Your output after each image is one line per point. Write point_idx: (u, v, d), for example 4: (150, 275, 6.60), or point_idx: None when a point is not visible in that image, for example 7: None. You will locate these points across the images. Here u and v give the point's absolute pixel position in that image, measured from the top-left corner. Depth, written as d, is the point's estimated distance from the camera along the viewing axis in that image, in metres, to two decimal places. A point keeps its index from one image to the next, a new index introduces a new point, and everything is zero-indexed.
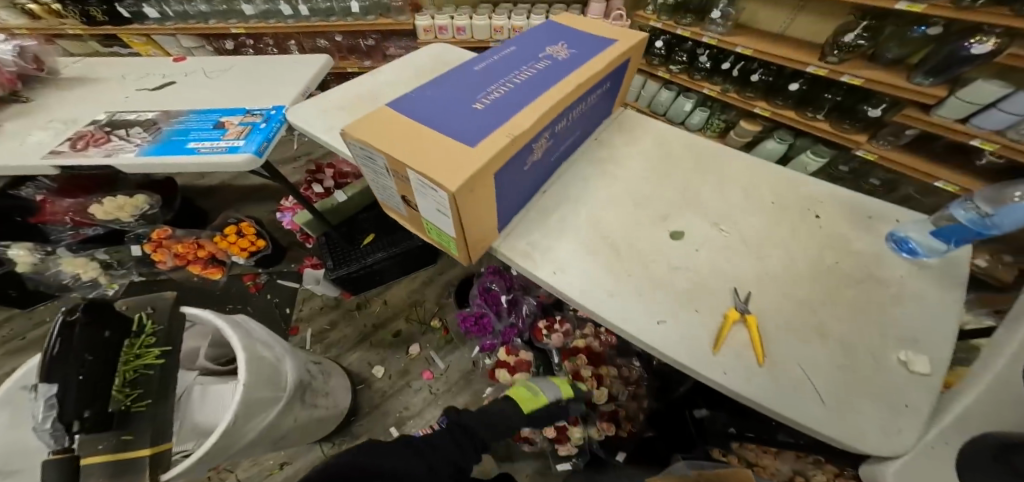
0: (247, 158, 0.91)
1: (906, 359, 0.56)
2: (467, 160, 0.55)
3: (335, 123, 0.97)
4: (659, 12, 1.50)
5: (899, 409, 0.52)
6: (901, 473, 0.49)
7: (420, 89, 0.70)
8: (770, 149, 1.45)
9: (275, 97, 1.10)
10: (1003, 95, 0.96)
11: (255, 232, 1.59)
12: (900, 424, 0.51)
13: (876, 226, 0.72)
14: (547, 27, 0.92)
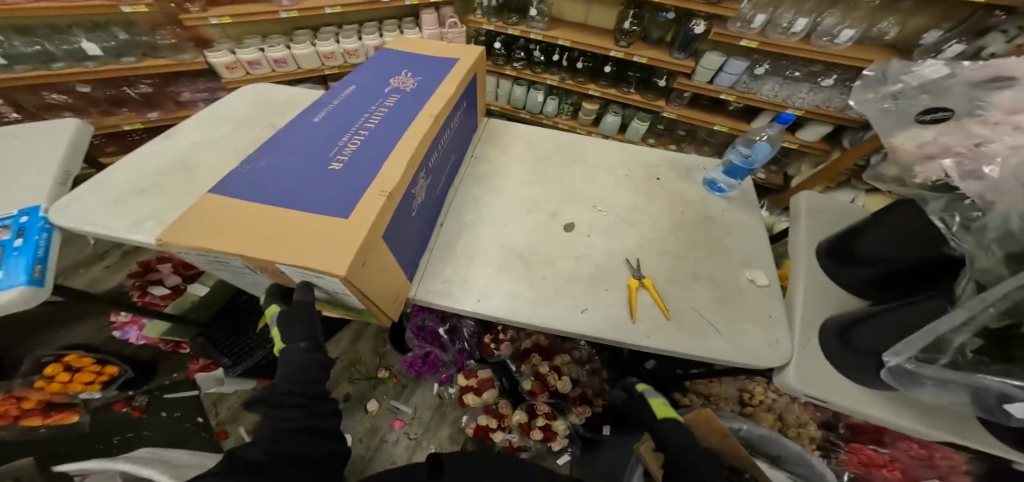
0: (21, 292, 0.64)
1: (754, 278, 0.75)
2: (346, 235, 0.49)
3: (147, 213, 0.75)
4: (489, 15, 1.58)
5: (766, 320, 0.70)
6: (797, 376, 0.62)
7: (251, 158, 0.58)
8: (610, 122, 1.69)
9: (15, 195, 0.76)
10: (722, 62, 1.33)
11: (95, 358, 1.15)
12: (776, 336, 0.68)
13: (694, 176, 0.90)
14: (383, 54, 0.87)
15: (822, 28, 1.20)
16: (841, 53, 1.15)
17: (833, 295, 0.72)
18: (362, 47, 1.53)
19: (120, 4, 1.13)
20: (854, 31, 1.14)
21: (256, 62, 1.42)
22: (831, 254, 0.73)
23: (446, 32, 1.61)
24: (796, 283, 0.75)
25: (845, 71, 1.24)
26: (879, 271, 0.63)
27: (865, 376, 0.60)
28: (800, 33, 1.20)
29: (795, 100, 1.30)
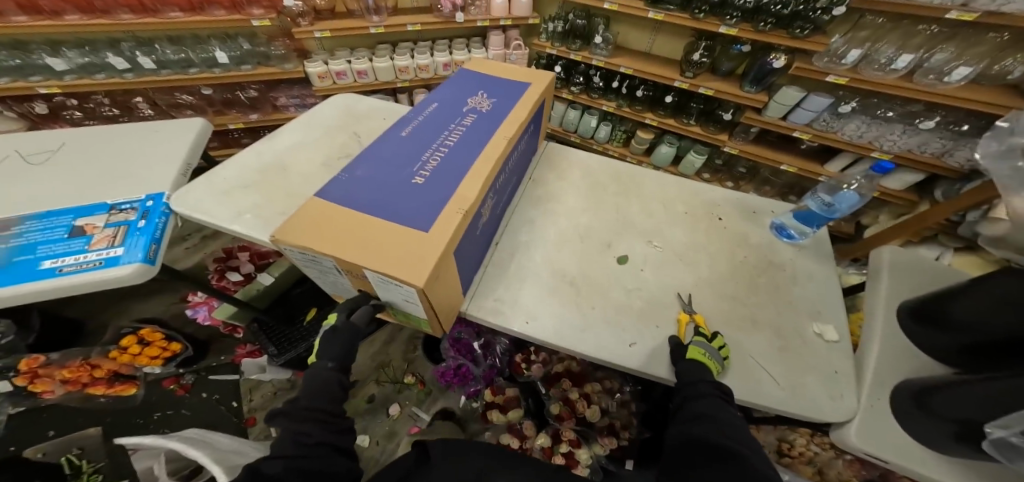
0: (135, 268, 0.75)
1: (823, 332, 0.70)
2: (428, 251, 0.54)
3: (244, 206, 0.86)
4: (554, 39, 1.63)
5: (832, 376, 0.65)
6: (860, 432, 0.60)
7: (348, 168, 0.65)
8: (664, 153, 1.66)
9: (148, 182, 0.91)
10: (801, 98, 1.27)
11: (164, 334, 1.31)
12: (839, 391, 0.64)
13: (760, 219, 0.88)
14: (461, 76, 0.93)
15: (930, 64, 1.11)
16: (946, 93, 1.05)
17: (910, 360, 0.67)
18: (432, 63, 1.63)
19: (251, 18, 1.38)
20: (970, 69, 1.03)
21: (343, 73, 1.58)
22: (911, 313, 0.69)
23: (510, 53, 1.69)
24: (867, 343, 0.70)
25: (950, 112, 1.13)
26: (967, 338, 0.59)
27: (941, 443, 0.57)
28: (902, 70, 1.11)
29: (884, 142, 1.21)
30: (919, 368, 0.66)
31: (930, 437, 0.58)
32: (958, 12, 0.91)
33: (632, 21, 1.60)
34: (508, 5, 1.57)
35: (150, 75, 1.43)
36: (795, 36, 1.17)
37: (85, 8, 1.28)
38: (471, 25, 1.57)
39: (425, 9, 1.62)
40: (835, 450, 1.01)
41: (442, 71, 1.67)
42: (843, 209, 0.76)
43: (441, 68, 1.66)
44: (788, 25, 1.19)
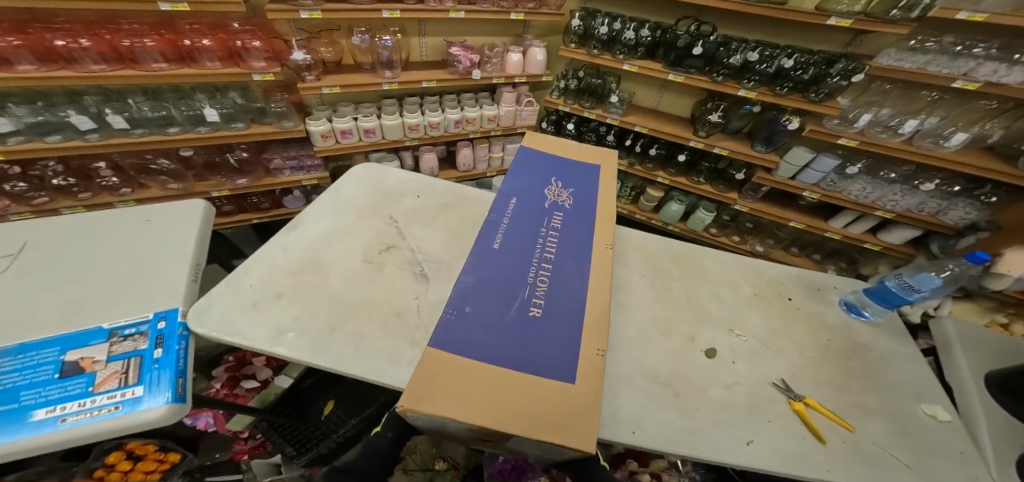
0: (164, 410, 0.59)
1: (935, 414, 0.69)
2: (579, 409, 0.50)
3: (286, 322, 0.71)
4: (566, 95, 1.63)
5: (962, 456, 0.64)
6: None
7: (453, 303, 0.60)
8: (675, 210, 1.70)
9: (153, 294, 0.72)
10: (810, 158, 1.35)
11: (161, 446, 1.05)
12: (973, 470, 0.62)
13: (826, 295, 0.90)
14: (525, 158, 0.89)
15: (927, 129, 1.22)
16: (950, 157, 1.16)
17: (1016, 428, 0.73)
18: (443, 120, 1.56)
19: (251, 72, 1.23)
20: (968, 135, 1.15)
21: (348, 132, 1.47)
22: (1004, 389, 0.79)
23: (521, 109, 1.67)
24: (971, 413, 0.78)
25: (945, 175, 1.26)
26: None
27: None
28: (908, 134, 1.21)
29: (886, 202, 1.33)
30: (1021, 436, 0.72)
31: None
32: (963, 81, 1.04)
33: (641, 79, 1.65)
34: (524, 62, 1.56)
35: (119, 136, 1.24)
36: (812, 100, 1.25)
37: (46, 58, 1.08)
38: (486, 81, 1.53)
39: (436, 66, 1.57)
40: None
41: (453, 129, 1.60)
42: (923, 296, 0.77)
43: (453, 125, 1.59)
44: (806, 89, 1.26)
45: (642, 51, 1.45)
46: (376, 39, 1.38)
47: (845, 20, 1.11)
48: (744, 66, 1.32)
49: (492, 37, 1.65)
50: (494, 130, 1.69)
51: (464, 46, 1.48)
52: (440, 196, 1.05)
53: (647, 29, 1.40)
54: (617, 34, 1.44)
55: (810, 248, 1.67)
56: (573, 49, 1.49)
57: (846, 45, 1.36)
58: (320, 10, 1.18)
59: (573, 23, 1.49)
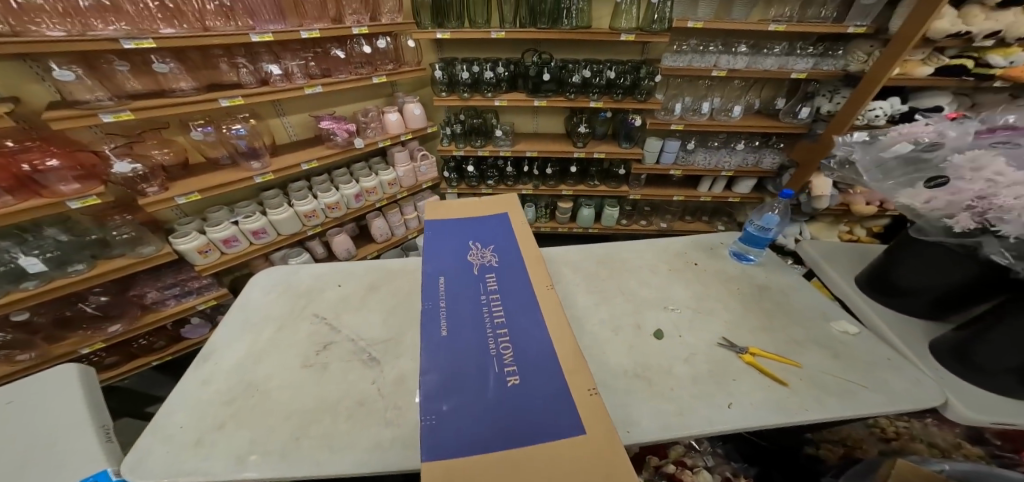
0: None
1: (846, 329, 0.77)
2: (606, 455, 0.48)
3: (245, 444, 0.60)
4: (455, 140, 1.63)
5: (892, 361, 0.70)
6: (968, 403, 0.62)
7: (430, 405, 0.55)
8: (586, 214, 1.85)
9: (57, 471, 0.56)
10: (660, 145, 1.59)
11: None
12: (914, 373, 0.68)
13: (719, 251, 1.03)
14: (435, 230, 0.86)
15: (716, 108, 1.53)
16: (743, 124, 1.44)
17: (910, 323, 0.76)
18: (341, 198, 1.49)
19: (66, 200, 0.98)
20: (740, 106, 1.47)
21: (233, 239, 1.31)
22: (873, 288, 0.81)
23: (419, 164, 1.69)
24: (875, 324, 0.78)
25: (748, 137, 1.60)
26: (931, 295, 0.72)
27: (983, 380, 0.64)
28: (707, 113, 1.52)
29: (724, 164, 1.61)
30: (920, 329, 0.75)
31: (976, 378, 0.65)
32: (716, 71, 1.32)
33: (516, 110, 1.78)
34: (403, 119, 1.58)
35: None
36: (640, 100, 1.42)
37: None
38: (372, 147, 1.49)
39: (310, 143, 1.51)
40: (913, 418, 0.98)
41: (354, 204, 1.54)
42: (778, 230, 0.93)
43: (353, 200, 1.52)
44: (632, 93, 1.43)
45: (505, 86, 1.51)
46: (224, 130, 1.25)
47: (630, 34, 1.25)
48: (584, 83, 1.45)
49: (361, 101, 1.65)
50: (399, 192, 1.66)
51: (335, 118, 1.43)
52: (364, 279, 0.99)
53: (501, 66, 1.46)
54: (478, 76, 1.47)
55: (698, 212, 1.96)
56: (445, 97, 1.49)
57: (641, 53, 1.58)
58: (129, 110, 0.98)
59: (436, 74, 1.47)
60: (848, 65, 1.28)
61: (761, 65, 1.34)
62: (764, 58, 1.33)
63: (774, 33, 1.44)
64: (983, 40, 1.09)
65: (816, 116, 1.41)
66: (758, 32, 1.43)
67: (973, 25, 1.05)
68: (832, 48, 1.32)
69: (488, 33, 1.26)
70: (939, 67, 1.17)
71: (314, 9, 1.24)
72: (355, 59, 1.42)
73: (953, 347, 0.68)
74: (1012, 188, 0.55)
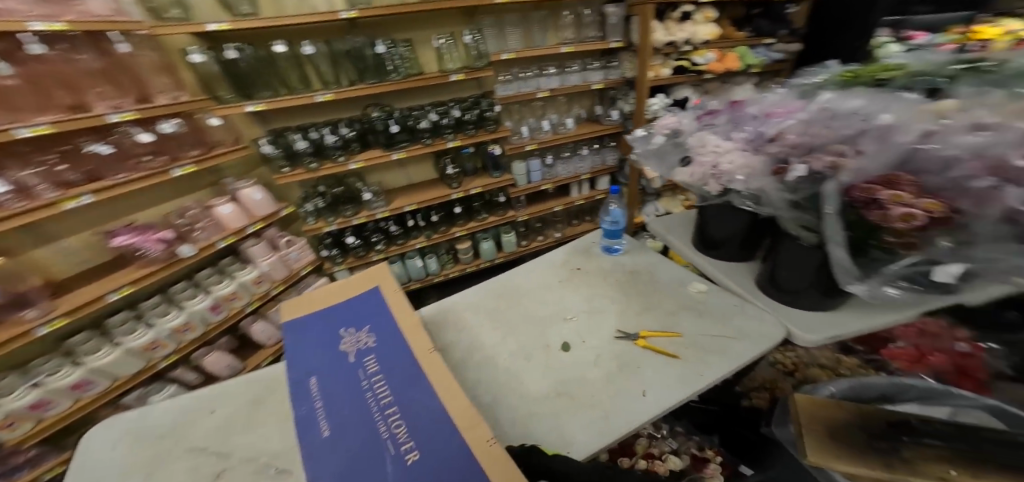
0: None
1: (699, 287, 0.91)
2: None
3: None
4: (321, 215, 1.45)
5: (737, 307, 0.83)
6: (812, 331, 0.72)
7: None
8: (488, 247, 1.83)
9: None
10: (523, 167, 1.68)
11: None
12: (756, 314, 0.80)
13: (591, 252, 1.11)
14: (296, 332, 0.77)
15: (558, 122, 1.63)
16: (577, 133, 1.59)
17: (738, 268, 0.90)
18: (191, 316, 1.23)
19: None
20: (572, 118, 1.63)
21: (43, 403, 0.99)
22: (704, 248, 0.94)
23: (286, 252, 1.45)
24: (717, 277, 0.90)
25: (588, 141, 1.77)
26: (736, 241, 0.87)
27: (793, 300, 0.77)
28: (550, 129, 1.60)
29: (581, 169, 1.77)
30: (746, 271, 0.89)
31: (788, 300, 0.78)
32: (541, 93, 1.43)
33: (380, 168, 1.64)
34: (244, 209, 1.26)
35: None
36: (492, 130, 1.43)
37: None
38: (210, 250, 1.15)
39: (105, 268, 1.11)
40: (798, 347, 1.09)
41: (214, 316, 1.29)
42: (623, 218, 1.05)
43: (209, 312, 1.27)
44: (483, 126, 1.43)
45: (357, 146, 1.31)
46: None
47: (459, 74, 1.25)
48: (435, 126, 1.36)
49: (172, 199, 1.31)
50: (272, 288, 1.42)
51: (136, 229, 1.09)
52: (240, 400, 0.76)
53: (345, 127, 1.28)
54: (320, 142, 1.26)
55: (581, 214, 2.09)
56: (291, 173, 1.22)
57: (479, 87, 1.53)
58: None
59: (264, 149, 1.21)
60: (624, 73, 1.52)
61: (570, 82, 1.50)
62: (570, 76, 1.48)
63: (570, 55, 1.59)
64: (682, 46, 1.43)
65: (625, 116, 1.64)
66: (563, 54, 1.54)
67: (675, 35, 1.40)
68: (609, 60, 1.54)
69: (312, 98, 1.11)
70: (674, 69, 1.46)
71: (25, 100, 0.86)
72: (137, 152, 1.04)
73: (766, 282, 0.81)
74: (727, 156, 0.69)
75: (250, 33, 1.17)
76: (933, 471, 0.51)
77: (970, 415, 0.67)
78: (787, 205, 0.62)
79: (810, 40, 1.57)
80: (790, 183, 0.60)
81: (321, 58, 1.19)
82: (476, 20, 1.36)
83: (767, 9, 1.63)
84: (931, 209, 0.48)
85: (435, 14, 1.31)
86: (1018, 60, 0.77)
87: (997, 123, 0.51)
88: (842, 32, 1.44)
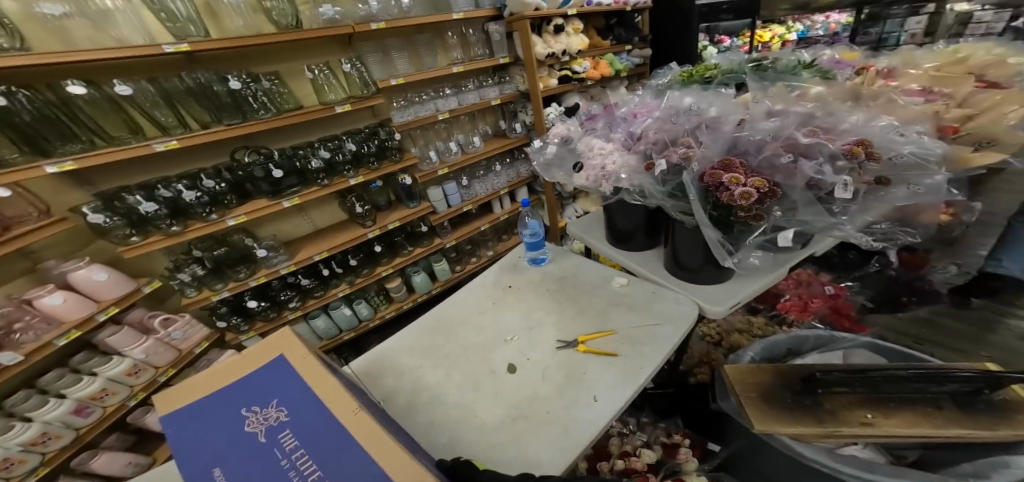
0: None
1: (622, 281, 0.93)
2: None
3: None
4: (204, 283, 1.21)
5: (658, 291, 0.86)
6: (713, 303, 0.77)
7: None
8: (420, 280, 1.72)
9: None
10: (440, 192, 1.61)
11: None
12: (671, 295, 0.84)
13: (518, 267, 1.09)
14: (182, 422, 0.57)
15: (464, 142, 1.62)
16: (487, 150, 1.59)
17: (650, 256, 0.94)
18: (49, 425, 0.91)
19: None
20: (479, 136, 1.62)
21: None
22: (618, 243, 0.96)
23: (168, 332, 1.18)
24: (635, 268, 0.93)
25: (499, 157, 1.78)
26: (641, 231, 0.90)
27: (698, 277, 0.81)
28: (459, 150, 1.57)
29: (498, 184, 1.76)
30: (658, 257, 0.93)
31: (697, 278, 0.82)
32: (441, 114, 1.39)
33: (273, 217, 1.45)
34: (89, 296, 1.00)
35: None
36: (396, 159, 1.36)
37: None
38: (45, 352, 0.88)
39: None
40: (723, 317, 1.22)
41: (80, 422, 0.97)
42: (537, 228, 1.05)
43: (71, 418, 0.95)
44: (384, 156, 1.36)
45: (232, 198, 1.13)
46: None
47: (346, 104, 1.17)
48: (329, 164, 1.25)
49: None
50: (157, 374, 1.14)
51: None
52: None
53: (209, 178, 1.08)
54: (177, 199, 1.04)
55: (509, 228, 2.09)
56: (143, 242, 0.99)
57: (375, 115, 1.48)
58: None
59: (94, 220, 0.94)
60: (518, 86, 1.57)
61: (468, 101, 1.49)
62: (466, 94, 1.47)
63: (462, 75, 1.59)
64: (565, 56, 1.49)
65: (527, 127, 1.73)
66: (454, 75, 1.54)
67: (553, 47, 1.45)
68: (501, 76, 1.58)
69: (151, 147, 0.92)
70: (560, 78, 1.55)
71: None
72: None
73: (673, 264, 0.85)
74: (609, 157, 0.72)
75: (26, 75, 0.91)
76: (855, 418, 0.57)
77: (858, 355, 0.77)
78: (664, 195, 0.66)
79: (655, 47, 1.89)
80: (659, 176, 0.66)
81: (147, 98, 0.98)
82: (353, 47, 1.31)
83: (621, 18, 1.77)
84: (759, 185, 0.56)
85: (298, 44, 1.23)
86: (782, 60, 1.08)
87: (778, 111, 0.71)
88: (680, 36, 1.78)
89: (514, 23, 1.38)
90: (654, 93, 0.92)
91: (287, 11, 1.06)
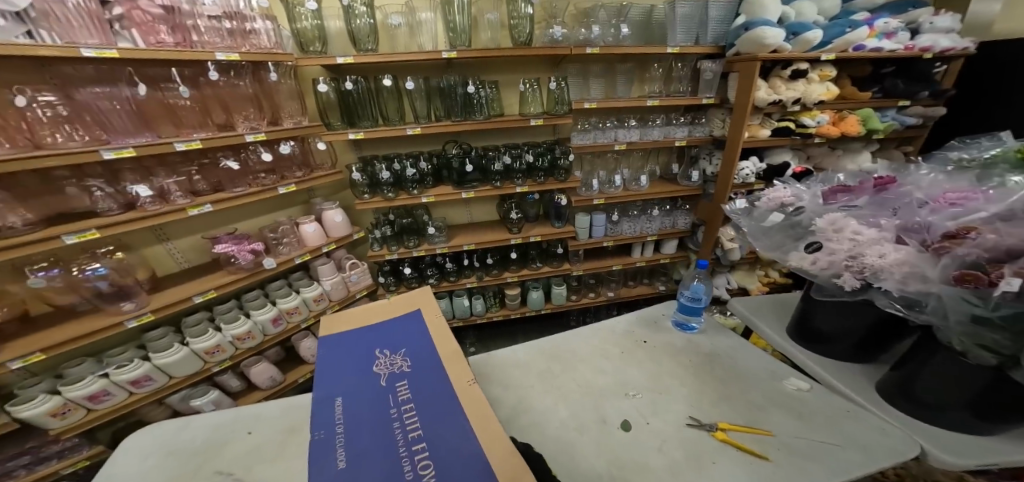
0: None
1: (799, 385, 0.75)
2: None
3: None
4: (386, 243, 1.47)
5: (848, 411, 0.67)
6: (949, 451, 0.56)
7: None
8: (536, 297, 1.74)
9: None
10: (587, 219, 1.61)
11: None
12: (875, 422, 0.63)
13: (663, 325, 0.99)
14: (328, 347, 0.69)
15: (627, 179, 1.59)
16: (653, 191, 1.52)
17: (855, 370, 0.74)
18: (253, 326, 1.23)
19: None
20: (646, 176, 1.57)
21: (103, 393, 1.01)
22: (807, 339, 0.79)
23: (348, 275, 1.47)
24: (827, 378, 0.74)
25: (657, 203, 1.69)
26: (853, 337, 0.71)
27: (942, 419, 0.59)
28: (620, 185, 1.56)
29: (648, 229, 1.67)
30: (868, 376, 0.72)
31: (933, 417, 0.60)
32: (617, 144, 1.39)
33: (448, 203, 1.67)
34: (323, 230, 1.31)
35: None
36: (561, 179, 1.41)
37: None
38: (287, 265, 1.20)
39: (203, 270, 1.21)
40: None
41: (271, 329, 1.28)
42: (703, 293, 0.93)
43: (269, 325, 1.27)
44: (552, 174, 1.42)
45: (430, 180, 1.34)
46: (76, 272, 0.95)
47: (539, 119, 1.27)
48: (507, 169, 1.37)
49: (267, 213, 1.38)
50: (328, 307, 1.41)
51: (233, 239, 1.15)
52: (277, 428, 0.68)
53: (424, 161, 1.33)
54: (400, 174, 1.28)
55: (638, 276, 1.96)
56: (370, 201, 1.27)
57: (553, 134, 1.57)
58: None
59: (354, 176, 1.27)
60: (713, 130, 1.47)
61: (650, 136, 1.46)
62: (651, 129, 1.45)
63: (654, 110, 1.56)
64: (792, 105, 1.33)
65: (705, 178, 1.57)
66: (643, 107, 1.52)
67: (782, 94, 1.30)
68: (697, 116, 1.50)
69: (404, 131, 1.16)
70: (775, 129, 1.38)
71: (190, 116, 1.01)
72: (255, 170, 1.15)
73: (896, 387, 0.65)
74: (872, 247, 0.60)
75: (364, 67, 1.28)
76: None
77: None
78: (966, 320, 0.49)
79: (955, 105, 1.54)
80: (988, 295, 0.47)
81: (417, 93, 1.26)
82: (561, 67, 1.40)
83: (905, 66, 1.47)
84: None
85: (519, 61, 1.39)
86: None
87: None
88: (1004, 99, 1.38)
89: (737, 63, 1.29)
90: (974, 177, 0.71)
91: (526, 28, 1.20)
